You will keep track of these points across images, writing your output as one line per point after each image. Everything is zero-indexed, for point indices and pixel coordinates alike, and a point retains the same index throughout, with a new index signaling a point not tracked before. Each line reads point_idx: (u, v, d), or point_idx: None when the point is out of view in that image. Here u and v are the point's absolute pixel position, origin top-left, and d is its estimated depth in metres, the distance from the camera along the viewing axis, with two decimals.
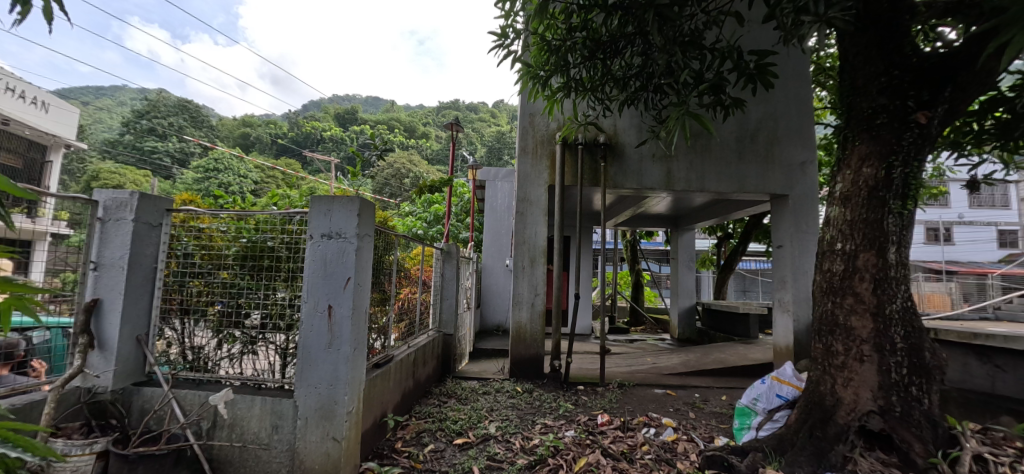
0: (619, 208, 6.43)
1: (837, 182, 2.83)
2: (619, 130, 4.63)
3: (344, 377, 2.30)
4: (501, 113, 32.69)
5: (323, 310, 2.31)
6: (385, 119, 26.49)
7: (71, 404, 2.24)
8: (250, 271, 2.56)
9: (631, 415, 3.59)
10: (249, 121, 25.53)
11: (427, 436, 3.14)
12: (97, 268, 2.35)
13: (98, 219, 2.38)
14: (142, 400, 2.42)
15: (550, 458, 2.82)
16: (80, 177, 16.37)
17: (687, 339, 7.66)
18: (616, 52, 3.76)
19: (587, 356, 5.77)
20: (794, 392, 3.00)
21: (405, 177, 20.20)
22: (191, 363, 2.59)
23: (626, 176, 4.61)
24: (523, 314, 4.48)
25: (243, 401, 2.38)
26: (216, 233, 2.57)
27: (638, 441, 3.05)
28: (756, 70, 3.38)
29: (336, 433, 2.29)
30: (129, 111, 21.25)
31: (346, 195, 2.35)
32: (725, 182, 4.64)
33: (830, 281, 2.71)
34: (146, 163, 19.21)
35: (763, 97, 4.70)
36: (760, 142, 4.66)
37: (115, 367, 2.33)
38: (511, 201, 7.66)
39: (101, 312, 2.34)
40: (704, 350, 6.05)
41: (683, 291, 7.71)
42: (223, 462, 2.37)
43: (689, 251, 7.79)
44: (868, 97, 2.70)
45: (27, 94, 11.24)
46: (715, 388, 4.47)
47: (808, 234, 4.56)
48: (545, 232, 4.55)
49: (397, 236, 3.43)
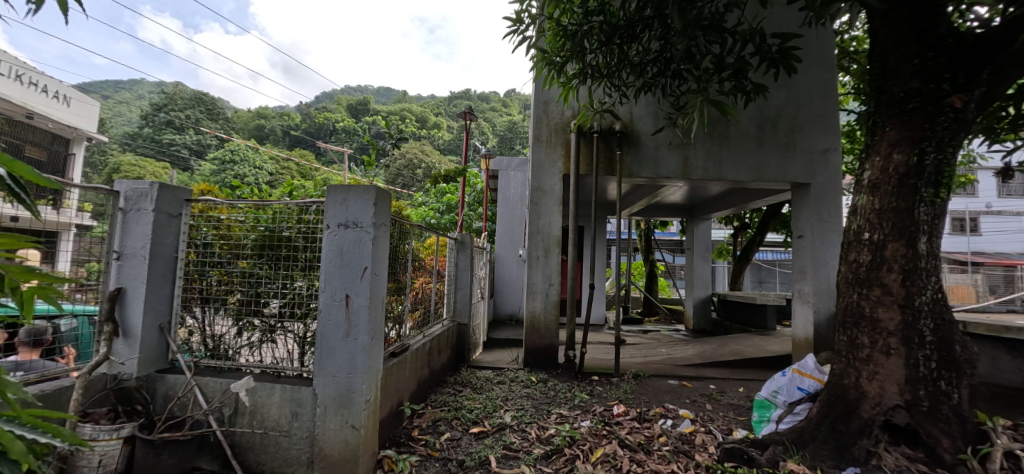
0: (634, 197, 6.34)
1: (865, 168, 2.73)
2: (634, 118, 4.55)
3: (362, 365, 2.31)
4: (513, 103, 32.47)
5: (341, 299, 2.32)
6: (396, 109, 26.53)
7: (97, 390, 2.30)
8: (269, 260, 2.60)
9: (647, 406, 3.56)
10: (263, 113, 25.70)
11: (443, 424, 3.17)
12: (120, 258, 2.39)
13: (120, 209, 2.41)
14: (166, 387, 2.46)
15: (566, 448, 2.82)
16: (102, 169, 16.64)
17: (701, 330, 7.60)
18: (634, 37, 3.69)
19: (602, 347, 5.75)
20: (816, 385, 2.93)
21: (417, 168, 20.23)
22: (212, 351, 2.63)
23: (642, 165, 4.54)
24: (537, 304, 4.47)
25: (263, 389, 2.40)
26: (235, 223, 2.60)
27: (655, 433, 3.02)
28: (779, 54, 3.30)
29: (354, 422, 2.30)
30: (146, 105, 21.58)
31: (361, 185, 2.34)
32: (743, 170, 4.54)
33: (855, 272, 2.63)
34: (164, 155, 19.55)
35: (786, 81, 4.56)
36: (781, 128, 4.53)
37: (139, 354, 2.38)
38: (524, 190, 7.65)
39: (125, 301, 2.38)
40: (720, 341, 5.98)
41: (698, 282, 7.66)
42: (245, 448, 2.40)
43: (705, 241, 7.68)
44: (900, 81, 2.59)
45: (49, 88, 11.52)
46: (731, 380, 4.42)
47: (830, 224, 4.45)
48: (559, 222, 4.50)
49: (412, 226, 3.44)
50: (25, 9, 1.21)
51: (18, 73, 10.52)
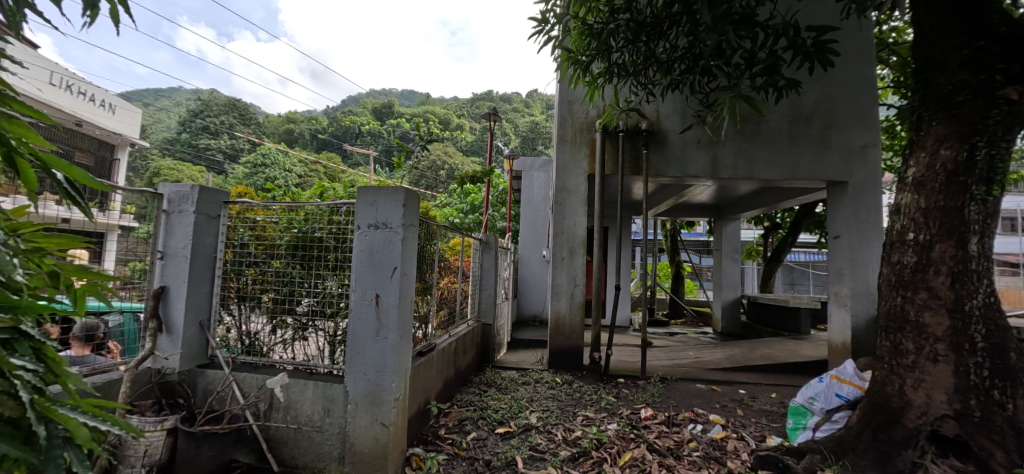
0: (660, 197, 6.24)
1: (909, 165, 2.62)
2: (661, 116, 4.47)
3: (391, 364, 2.34)
4: (535, 103, 32.40)
5: (371, 299, 2.36)
6: (420, 111, 26.88)
7: (143, 383, 2.41)
8: (301, 260, 2.67)
9: (675, 410, 3.49)
10: (293, 117, 26.41)
11: (469, 424, 3.18)
12: (164, 257, 2.50)
13: (163, 211, 2.51)
14: (206, 381, 2.55)
15: (593, 451, 2.79)
16: (144, 173, 17.44)
17: (730, 333, 7.42)
18: (661, 34, 3.63)
19: (627, 349, 5.68)
20: (856, 393, 2.79)
21: (441, 169, 20.42)
22: (248, 347, 2.72)
23: (669, 165, 4.47)
24: (562, 305, 4.44)
25: (296, 385, 2.46)
26: (269, 224, 2.68)
27: (685, 438, 2.97)
28: (814, 47, 3.19)
29: (384, 419, 2.34)
30: (184, 111, 22.51)
31: (391, 186, 2.38)
32: (775, 168, 4.41)
33: (899, 274, 2.53)
34: (201, 159, 20.34)
35: (821, 76, 4.40)
36: (816, 125, 4.38)
37: (181, 350, 2.48)
38: (547, 191, 7.63)
39: (168, 298, 2.48)
40: (751, 344, 5.82)
41: (727, 284, 7.47)
42: (280, 442, 2.47)
43: (734, 242, 7.49)
44: (947, 73, 2.47)
45: (96, 97, 12.17)
46: (763, 385, 4.29)
47: (868, 224, 4.27)
48: (584, 222, 4.47)
49: (438, 227, 3.47)
50: (80, 21, 1.25)
51: (66, 83, 11.23)
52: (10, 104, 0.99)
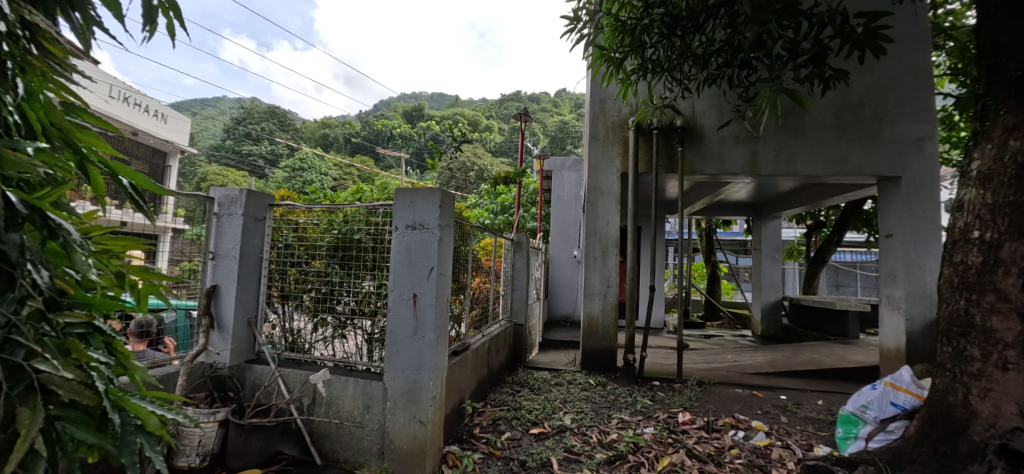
0: (695, 195, 6.08)
1: (973, 158, 2.45)
2: (697, 112, 4.35)
3: (429, 363, 2.37)
4: (564, 102, 32.18)
5: (409, 298, 2.41)
6: (450, 113, 27.21)
7: (197, 377, 2.54)
8: (341, 261, 2.75)
9: (714, 415, 3.40)
10: (328, 122, 27.22)
11: (503, 423, 3.19)
12: (215, 258, 2.63)
13: (214, 213, 2.64)
14: (253, 376, 2.66)
15: (630, 455, 2.74)
16: (192, 179, 18.37)
17: (771, 337, 7.14)
18: (698, 27, 3.54)
19: (662, 352, 5.56)
20: (915, 402, 2.62)
21: (471, 170, 20.58)
22: (291, 344, 2.82)
23: (705, 162, 4.34)
24: (595, 306, 4.39)
25: (338, 381, 2.54)
26: (310, 226, 2.77)
27: (726, 444, 2.88)
28: (864, 35, 3.03)
29: (421, 417, 2.37)
30: (228, 119, 23.58)
31: (428, 187, 2.41)
32: (820, 164, 4.22)
33: (963, 276, 2.36)
34: (244, 164, 21.26)
35: (871, 66, 4.17)
36: (865, 117, 4.16)
37: (231, 346, 2.60)
38: (578, 190, 7.57)
39: (219, 297, 2.61)
40: (793, 349, 5.59)
41: (767, 285, 7.18)
42: (322, 436, 2.54)
43: (775, 241, 7.20)
44: (1017, 57, 2.30)
45: (150, 107, 12.91)
46: (808, 391, 4.11)
47: (925, 222, 4.02)
48: (617, 222, 4.41)
49: (472, 227, 3.50)
50: (141, 35, 1.32)
51: (123, 95, 11.96)
52: (80, 115, 1.08)
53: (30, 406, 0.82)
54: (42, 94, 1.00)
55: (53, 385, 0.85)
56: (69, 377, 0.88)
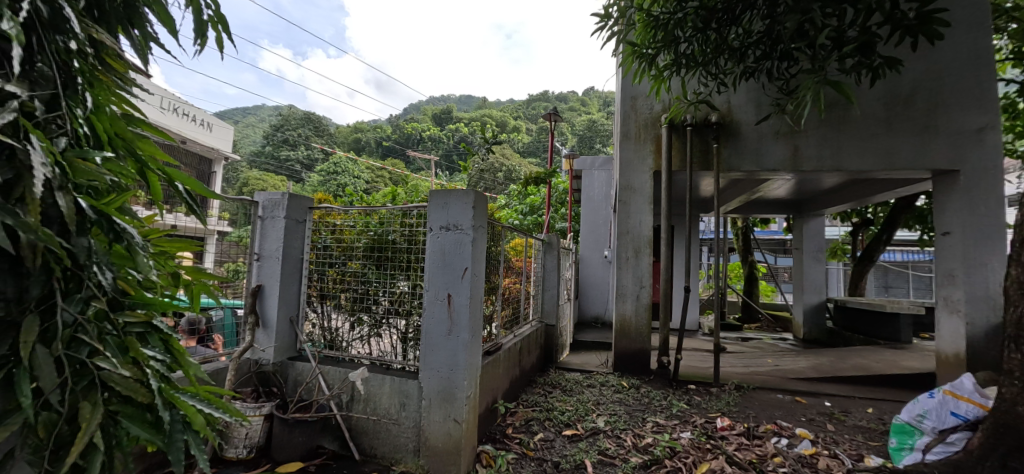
0: (731, 193, 5.90)
1: None
2: (733, 107, 4.22)
3: (463, 362, 2.39)
4: (593, 101, 31.88)
5: (443, 298, 2.44)
6: (478, 116, 27.43)
7: (244, 372, 2.66)
8: (377, 261, 2.81)
9: (755, 421, 3.28)
10: (360, 127, 27.90)
11: (536, 424, 3.18)
12: (260, 259, 2.74)
13: (259, 216, 2.76)
14: (296, 372, 2.76)
15: (666, 459, 2.68)
16: (234, 185, 19.19)
17: (814, 341, 6.84)
18: (735, 19, 3.43)
19: (698, 355, 5.42)
20: (977, 412, 2.42)
21: (501, 170, 20.65)
22: (330, 342, 2.90)
23: (743, 159, 4.20)
24: (628, 307, 4.32)
25: (375, 379, 2.59)
26: (347, 228, 2.84)
27: (768, 452, 2.79)
28: (917, 20, 2.86)
29: (456, 416, 2.40)
30: (268, 126, 24.52)
31: (461, 189, 2.44)
32: (867, 159, 4.02)
33: None
34: (283, 169, 22.05)
35: (923, 53, 3.94)
36: (917, 108, 3.93)
37: (275, 343, 2.70)
38: (608, 189, 7.48)
39: (264, 296, 2.72)
40: (839, 353, 5.33)
41: (809, 286, 6.88)
42: (360, 432, 2.60)
43: (817, 240, 6.82)
44: None
45: (196, 117, 13.57)
46: (856, 398, 3.92)
47: (985, 219, 3.77)
48: (650, 221, 4.32)
49: (503, 228, 3.52)
50: (193, 49, 1.38)
51: (172, 106, 12.63)
52: (140, 125, 1.15)
53: (91, 401, 0.88)
54: (107, 107, 1.07)
55: (112, 382, 0.90)
56: (126, 376, 0.92)
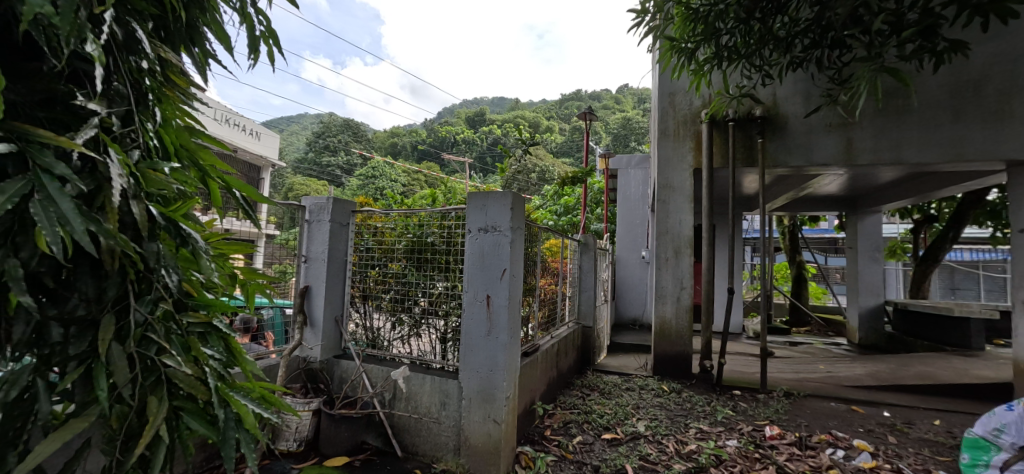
0: (777, 191, 5.65)
1: None
2: (779, 100, 4.04)
3: (502, 363, 2.40)
4: (629, 99, 31.33)
5: (482, 299, 2.46)
6: (512, 117, 27.51)
7: (293, 369, 2.78)
8: (416, 263, 2.86)
9: (806, 431, 3.13)
10: (397, 131, 28.55)
11: (574, 427, 3.16)
12: (307, 261, 2.85)
13: (306, 220, 2.87)
14: (341, 370, 2.85)
15: (711, 468, 2.60)
16: (280, 191, 20.05)
17: (870, 346, 6.43)
18: (780, 7, 3.29)
19: (743, 359, 5.21)
20: None
21: (536, 171, 20.60)
22: (371, 342, 2.97)
23: (791, 154, 4.02)
24: (668, 309, 4.22)
25: (416, 378, 2.65)
26: (388, 231, 2.92)
27: (823, 464, 2.66)
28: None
29: (496, 416, 2.41)
30: (311, 133, 25.49)
31: (499, 190, 2.45)
32: (930, 151, 3.75)
33: None
34: (325, 174, 22.86)
35: (993, 35, 3.63)
36: (987, 95, 3.63)
37: (321, 342, 2.80)
38: (646, 188, 7.32)
39: (311, 297, 2.83)
40: (899, 360, 5.00)
41: (865, 288, 6.47)
42: (401, 430, 2.66)
43: (873, 238, 6.44)
44: None
45: (246, 127, 14.28)
46: (919, 408, 3.66)
47: None
48: (691, 221, 4.20)
49: (539, 229, 3.51)
50: (246, 62, 1.47)
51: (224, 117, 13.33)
52: (201, 137, 1.23)
53: (158, 395, 0.95)
54: (174, 121, 1.16)
55: (176, 378, 0.96)
56: (188, 373, 0.98)
